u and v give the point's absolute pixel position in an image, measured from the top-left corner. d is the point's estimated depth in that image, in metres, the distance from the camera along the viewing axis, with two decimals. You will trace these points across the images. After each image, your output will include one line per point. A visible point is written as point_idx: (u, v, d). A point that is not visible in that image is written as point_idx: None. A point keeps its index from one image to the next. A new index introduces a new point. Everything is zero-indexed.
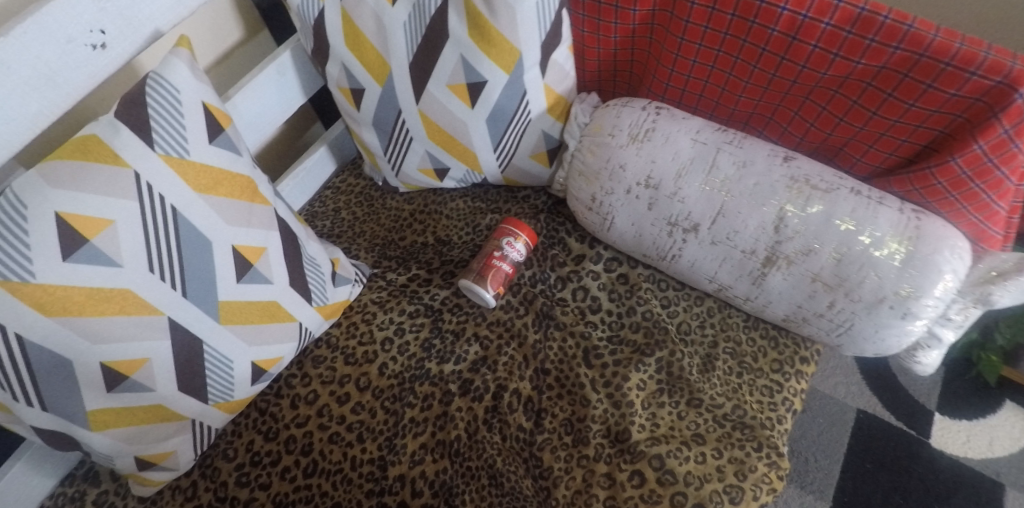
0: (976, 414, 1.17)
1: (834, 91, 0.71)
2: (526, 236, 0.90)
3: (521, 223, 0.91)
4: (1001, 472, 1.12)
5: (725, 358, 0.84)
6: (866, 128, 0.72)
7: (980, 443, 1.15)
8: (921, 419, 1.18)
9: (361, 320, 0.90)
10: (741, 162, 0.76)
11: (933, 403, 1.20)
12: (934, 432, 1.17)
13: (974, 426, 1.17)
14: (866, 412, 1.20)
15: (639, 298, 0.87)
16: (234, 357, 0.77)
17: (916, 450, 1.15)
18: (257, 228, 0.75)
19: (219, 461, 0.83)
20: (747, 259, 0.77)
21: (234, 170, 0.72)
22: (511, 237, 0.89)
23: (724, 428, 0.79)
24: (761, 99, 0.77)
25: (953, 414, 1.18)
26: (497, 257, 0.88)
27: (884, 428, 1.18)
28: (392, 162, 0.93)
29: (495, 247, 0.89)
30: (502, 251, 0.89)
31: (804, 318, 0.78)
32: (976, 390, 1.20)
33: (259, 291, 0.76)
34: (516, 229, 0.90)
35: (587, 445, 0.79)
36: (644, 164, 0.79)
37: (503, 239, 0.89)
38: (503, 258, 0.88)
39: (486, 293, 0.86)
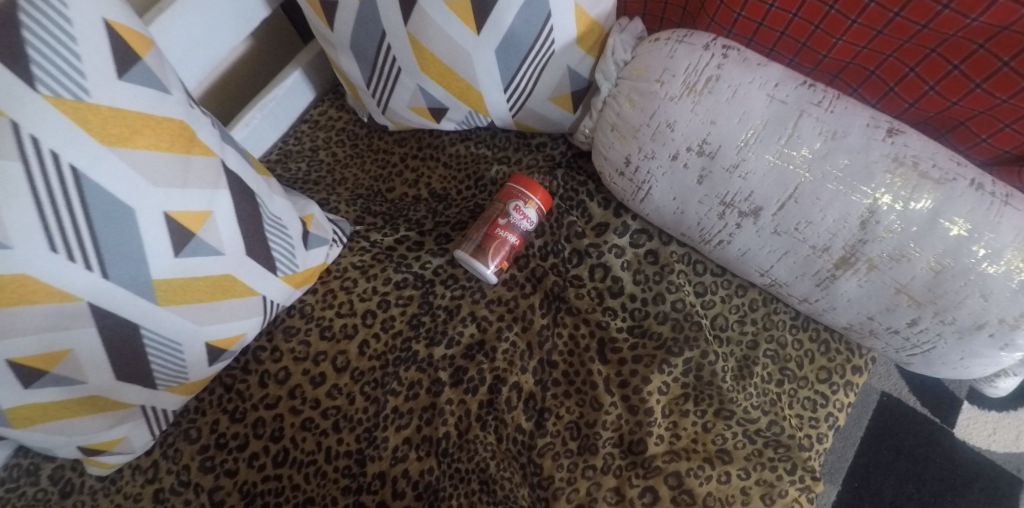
0: (1009, 406, 1.06)
1: (979, 44, 0.52)
2: (538, 200, 0.73)
3: (533, 183, 0.74)
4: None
5: (765, 362, 0.71)
6: (1010, 101, 0.53)
7: (1008, 436, 1.05)
8: (948, 406, 1.07)
9: (340, 287, 0.77)
10: (832, 133, 0.58)
11: (963, 390, 1.08)
12: (961, 421, 1.06)
13: (1003, 418, 1.06)
14: (890, 395, 1.08)
15: (670, 284, 0.73)
16: (182, 339, 0.64)
17: (937, 439, 1.05)
18: (196, 187, 0.60)
19: (182, 442, 0.73)
20: (816, 257, 0.61)
21: (160, 115, 0.57)
22: (519, 202, 0.73)
23: (756, 445, 0.67)
24: (868, 45, 0.57)
25: (983, 404, 1.07)
26: (501, 227, 0.73)
27: (906, 413, 1.07)
28: (376, 97, 0.76)
29: (500, 214, 0.74)
30: (508, 220, 0.73)
31: (871, 331, 0.64)
32: None
33: (206, 264, 0.62)
34: (526, 192, 0.73)
35: (594, 455, 0.67)
36: (700, 125, 0.61)
37: (510, 204, 0.73)
38: (509, 229, 0.73)
39: (487, 270, 0.73)
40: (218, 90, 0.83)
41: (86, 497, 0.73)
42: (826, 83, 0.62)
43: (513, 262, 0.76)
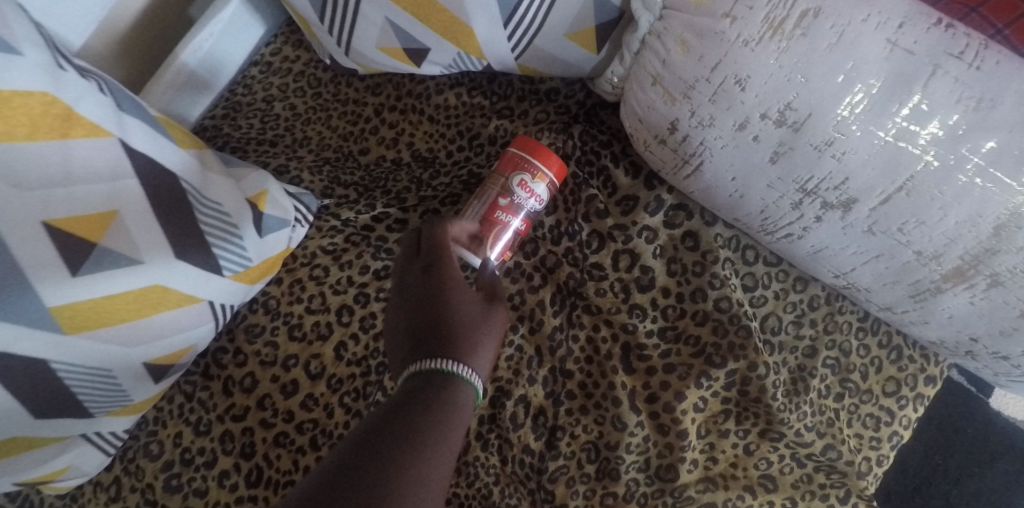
0: None
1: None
2: (550, 174, 0.57)
3: (545, 148, 0.57)
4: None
5: (823, 374, 0.58)
6: None
7: None
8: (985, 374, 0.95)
9: (310, 277, 0.63)
10: (976, 101, 0.40)
11: None
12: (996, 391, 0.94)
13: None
14: None
15: (713, 278, 0.58)
16: (112, 363, 0.52)
17: (973, 406, 0.92)
18: (80, 182, 0.46)
19: (142, 459, 0.63)
20: (919, 265, 0.46)
21: (6, 90, 0.42)
22: (527, 177, 0.57)
23: (805, 470, 0.57)
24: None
25: None
26: (503, 210, 0.58)
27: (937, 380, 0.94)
28: (335, 33, 0.58)
29: (501, 192, 0.58)
30: (513, 200, 0.57)
31: (968, 350, 0.51)
32: None
33: (121, 277, 0.48)
34: (536, 163, 0.57)
35: (616, 481, 0.57)
36: (779, 86, 0.44)
37: (515, 179, 0.57)
38: (513, 212, 0.58)
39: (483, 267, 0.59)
40: (151, 23, 0.70)
41: None
42: (957, 18, 0.44)
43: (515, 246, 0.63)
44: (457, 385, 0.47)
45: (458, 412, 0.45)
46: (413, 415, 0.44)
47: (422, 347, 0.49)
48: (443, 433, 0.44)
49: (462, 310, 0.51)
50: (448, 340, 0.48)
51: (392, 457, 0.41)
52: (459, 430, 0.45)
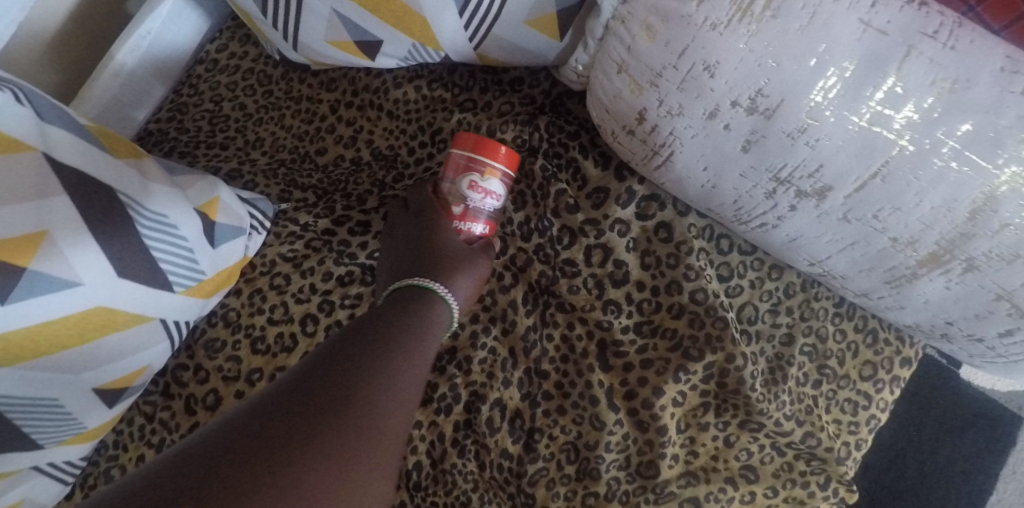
0: None
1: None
2: (500, 168, 0.53)
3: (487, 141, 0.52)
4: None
5: (801, 361, 0.58)
6: None
7: None
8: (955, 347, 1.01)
9: (270, 286, 0.60)
10: (952, 83, 0.39)
11: None
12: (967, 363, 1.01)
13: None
14: None
15: (688, 270, 0.57)
16: (56, 393, 0.49)
17: (945, 380, 0.99)
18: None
19: (102, 486, 0.60)
20: (894, 251, 0.46)
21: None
22: (473, 178, 0.53)
23: (785, 459, 0.57)
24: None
25: None
26: (458, 217, 0.55)
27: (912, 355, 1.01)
28: (281, 28, 0.54)
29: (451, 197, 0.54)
30: (464, 205, 0.54)
31: (943, 333, 0.51)
32: None
33: (57, 302, 0.45)
34: (480, 162, 0.52)
35: (596, 481, 0.56)
36: (748, 71, 0.42)
37: (462, 182, 0.53)
38: (467, 216, 0.55)
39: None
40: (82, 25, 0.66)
41: None
42: None
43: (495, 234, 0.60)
44: (432, 303, 0.52)
45: (432, 327, 0.51)
46: (385, 321, 0.49)
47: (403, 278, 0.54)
48: (413, 339, 0.49)
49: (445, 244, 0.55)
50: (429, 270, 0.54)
51: (361, 355, 0.46)
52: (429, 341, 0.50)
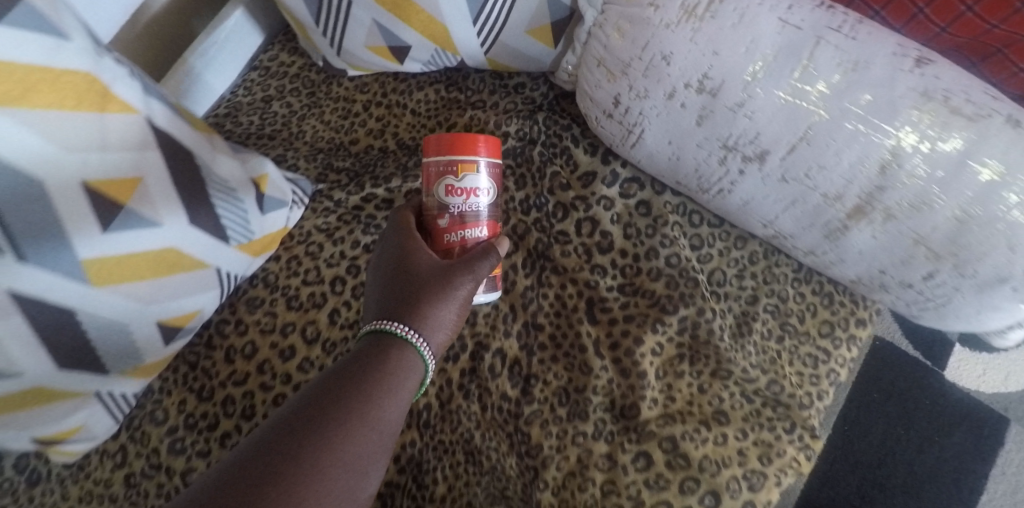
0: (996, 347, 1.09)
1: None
2: (475, 159, 0.57)
3: (452, 135, 0.57)
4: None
5: (764, 318, 0.66)
6: None
7: (996, 377, 1.07)
8: (940, 350, 1.09)
9: (305, 253, 0.71)
10: (853, 64, 0.50)
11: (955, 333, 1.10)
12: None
13: (991, 360, 1.09)
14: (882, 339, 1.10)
15: (663, 238, 0.66)
16: (128, 321, 0.58)
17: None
18: (117, 152, 0.52)
19: (148, 425, 0.69)
20: (827, 206, 0.55)
21: (58, 67, 0.49)
22: (449, 179, 0.57)
23: (755, 405, 0.64)
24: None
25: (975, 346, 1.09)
26: (450, 224, 0.59)
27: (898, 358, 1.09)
28: (329, 36, 0.67)
29: (435, 204, 0.59)
30: (450, 207, 0.58)
31: (881, 284, 0.59)
32: None
33: (144, 238, 0.55)
34: (450, 161, 0.57)
35: (585, 421, 0.64)
36: (700, 57, 0.53)
37: (440, 187, 0.58)
38: (458, 218, 0.59)
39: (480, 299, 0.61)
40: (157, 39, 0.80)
41: (54, 485, 0.70)
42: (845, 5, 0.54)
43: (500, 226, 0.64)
44: (402, 358, 0.54)
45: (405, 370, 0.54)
46: (343, 396, 0.51)
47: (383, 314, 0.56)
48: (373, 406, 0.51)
49: (427, 275, 0.56)
50: (409, 304, 0.56)
51: (309, 435, 0.48)
52: (383, 419, 0.51)
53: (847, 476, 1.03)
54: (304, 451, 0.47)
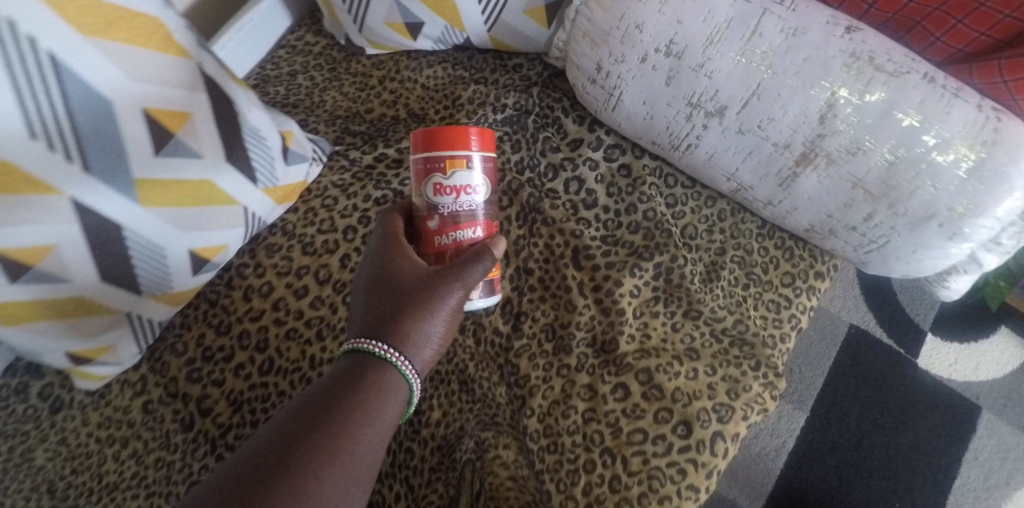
0: (967, 338, 1.14)
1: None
2: (464, 153, 0.60)
3: (439, 128, 0.59)
4: (982, 395, 1.11)
5: (732, 267, 0.74)
6: (942, 9, 0.57)
7: (967, 366, 1.13)
8: (912, 339, 1.15)
9: (321, 206, 0.79)
10: (794, 31, 0.60)
11: (927, 323, 1.16)
12: (924, 352, 1.14)
13: (963, 349, 1.14)
14: (858, 327, 1.16)
15: (642, 195, 0.75)
16: (164, 244, 0.65)
17: (902, 369, 1.13)
18: (173, 87, 0.61)
19: (168, 356, 0.76)
20: (779, 155, 0.64)
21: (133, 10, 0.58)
22: (437, 176, 0.60)
23: (722, 344, 0.71)
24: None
25: (946, 336, 1.15)
26: (442, 224, 0.61)
27: (872, 345, 1.15)
28: (354, 14, 0.77)
29: (426, 202, 0.61)
30: (441, 204, 0.61)
31: (831, 230, 0.66)
32: (975, 313, 1.16)
33: (186, 167, 0.63)
34: (438, 156, 0.60)
35: (569, 354, 0.71)
36: (668, 25, 0.63)
37: (429, 184, 0.61)
38: (450, 216, 0.61)
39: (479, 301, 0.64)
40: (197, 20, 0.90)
41: (76, 411, 0.76)
42: None
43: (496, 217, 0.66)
44: (391, 379, 0.56)
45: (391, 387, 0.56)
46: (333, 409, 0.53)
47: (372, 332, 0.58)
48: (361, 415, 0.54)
49: (415, 292, 0.58)
50: (400, 319, 0.57)
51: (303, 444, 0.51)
52: (368, 448, 0.53)
53: (825, 457, 1.08)
54: (287, 480, 0.49)
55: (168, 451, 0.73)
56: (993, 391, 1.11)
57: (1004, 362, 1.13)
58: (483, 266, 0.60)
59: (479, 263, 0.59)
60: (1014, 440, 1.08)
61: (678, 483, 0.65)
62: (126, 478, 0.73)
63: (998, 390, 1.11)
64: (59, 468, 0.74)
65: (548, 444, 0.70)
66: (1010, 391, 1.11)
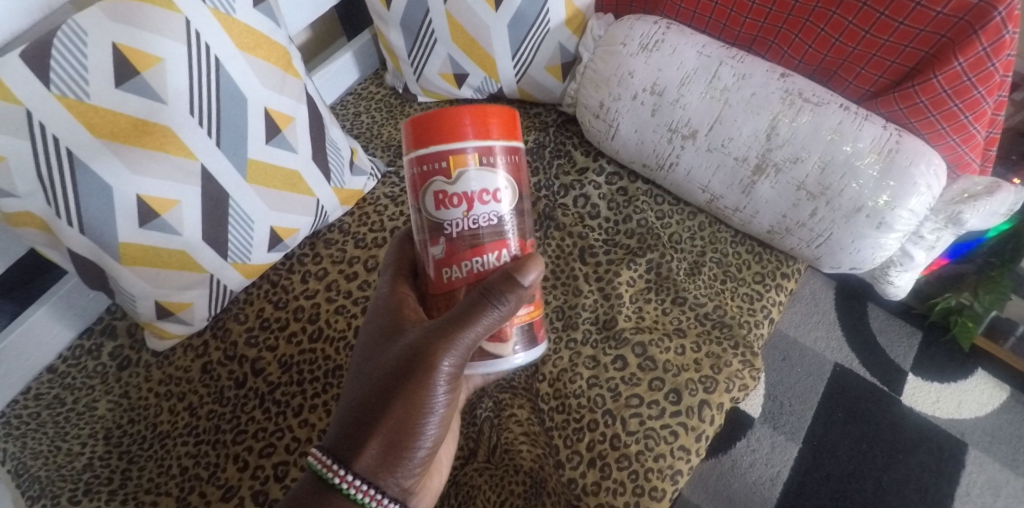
0: (948, 379, 1.24)
1: (862, 3, 0.74)
2: (470, 148, 0.53)
3: (434, 117, 0.53)
4: (967, 433, 1.20)
5: (711, 265, 0.90)
6: (849, 61, 0.79)
7: (949, 404, 1.22)
8: (895, 377, 1.25)
9: (373, 211, 0.96)
10: (742, 75, 0.81)
11: (908, 364, 1.26)
12: (906, 390, 1.24)
13: (944, 389, 1.23)
14: (843, 366, 1.27)
15: (635, 208, 0.93)
16: (255, 218, 0.82)
17: (888, 407, 1.22)
18: (288, 96, 0.81)
19: (231, 323, 0.89)
20: (739, 167, 0.82)
21: (274, 39, 0.80)
22: (440, 180, 0.53)
23: (706, 326, 0.84)
24: (791, 13, 0.80)
25: (927, 376, 1.25)
26: (451, 249, 0.55)
27: (858, 382, 1.25)
28: (414, 66, 1.00)
29: (430, 217, 0.55)
30: (448, 219, 0.54)
31: (787, 229, 0.83)
32: (952, 357, 1.27)
33: (284, 157, 0.82)
34: (438, 152, 0.53)
35: (575, 329, 0.85)
36: (651, 72, 0.85)
37: (431, 192, 0.54)
38: (461, 240, 0.55)
39: (516, 357, 0.58)
40: None
41: (141, 369, 0.88)
42: (747, 47, 0.86)
43: (530, 220, 0.59)
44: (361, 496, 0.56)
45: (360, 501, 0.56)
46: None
47: (359, 430, 0.57)
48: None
49: (406, 371, 0.56)
50: (387, 409, 0.56)
51: None
52: None
53: (820, 488, 1.15)
54: None
55: (220, 404, 0.84)
56: (977, 429, 1.20)
57: (984, 401, 1.22)
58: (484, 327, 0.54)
59: (480, 323, 0.54)
60: (1002, 477, 1.15)
61: (672, 444, 0.76)
62: (179, 427, 0.83)
63: (981, 428, 1.20)
64: (118, 418, 0.85)
65: (557, 405, 0.81)
66: (994, 430, 1.19)
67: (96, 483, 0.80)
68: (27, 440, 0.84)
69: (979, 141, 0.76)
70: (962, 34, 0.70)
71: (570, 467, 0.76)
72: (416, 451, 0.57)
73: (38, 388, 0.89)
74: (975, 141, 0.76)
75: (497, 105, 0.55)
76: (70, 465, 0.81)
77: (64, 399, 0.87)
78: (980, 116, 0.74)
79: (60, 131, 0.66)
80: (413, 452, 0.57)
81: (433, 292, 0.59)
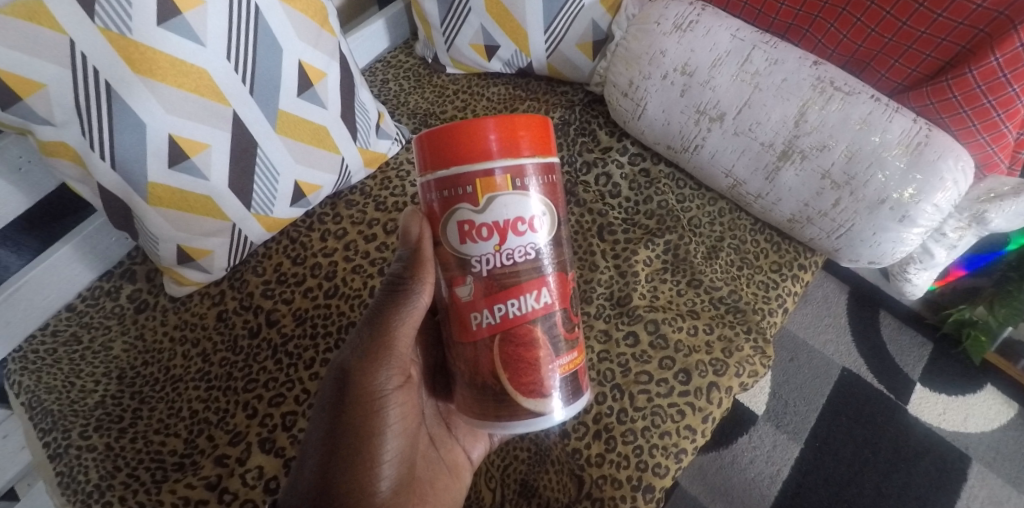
0: (957, 391, 1.23)
1: None
2: (500, 170, 0.53)
3: (451, 135, 0.52)
4: (972, 447, 1.19)
5: (728, 251, 0.89)
6: (883, 52, 0.79)
7: (956, 417, 1.21)
8: (902, 386, 1.24)
9: (395, 175, 0.97)
10: (774, 61, 0.81)
11: (917, 374, 1.25)
12: (913, 400, 1.23)
13: (952, 401, 1.23)
14: (851, 371, 1.26)
15: (657, 190, 0.93)
16: (281, 170, 0.83)
17: (893, 415, 1.22)
18: (321, 52, 0.83)
19: (248, 275, 0.90)
20: (765, 152, 0.82)
21: None
22: (467, 207, 0.53)
23: (720, 310, 0.84)
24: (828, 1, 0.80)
25: (935, 387, 1.24)
26: (485, 289, 0.55)
27: (865, 388, 1.24)
28: (446, 35, 1.01)
29: (455, 250, 0.55)
30: (478, 254, 0.54)
31: (808, 218, 0.83)
32: (962, 370, 1.26)
33: (314, 111, 0.83)
34: (463, 176, 0.53)
35: (589, 304, 0.85)
36: (684, 52, 0.85)
37: (457, 220, 0.54)
38: (495, 280, 0.55)
39: (559, 411, 0.56)
40: None
41: (158, 313, 0.90)
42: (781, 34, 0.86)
43: (566, 248, 0.58)
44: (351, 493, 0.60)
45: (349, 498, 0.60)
46: None
47: (334, 441, 0.61)
48: None
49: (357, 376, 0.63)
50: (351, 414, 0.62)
51: None
52: None
53: (819, 489, 1.15)
54: None
55: (233, 352, 0.85)
56: (982, 444, 1.19)
57: (991, 417, 1.21)
58: (404, 325, 0.64)
59: (408, 310, 0.63)
60: (1004, 493, 1.14)
61: (678, 422, 0.76)
62: (191, 372, 0.85)
63: (986, 443, 1.19)
64: (132, 359, 0.86)
65: None
66: (999, 446, 1.18)
67: (108, 420, 0.81)
68: (42, 374, 0.85)
69: (1009, 141, 0.76)
70: (1000, 29, 0.71)
71: (576, 437, 0.76)
72: (382, 484, 0.62)
73: (55, 324, 0.90)
74: (1005, 141, 0.76)
75: (524, 116, 0.54)
76: (83, 401, 0.82)
77: (81, 337, 0.89)
78: (1013, 114, 0.73)
79: (101, 63, 0.67)
80: (378, 487, 0.61)
81: (458, 340, 0.58)
